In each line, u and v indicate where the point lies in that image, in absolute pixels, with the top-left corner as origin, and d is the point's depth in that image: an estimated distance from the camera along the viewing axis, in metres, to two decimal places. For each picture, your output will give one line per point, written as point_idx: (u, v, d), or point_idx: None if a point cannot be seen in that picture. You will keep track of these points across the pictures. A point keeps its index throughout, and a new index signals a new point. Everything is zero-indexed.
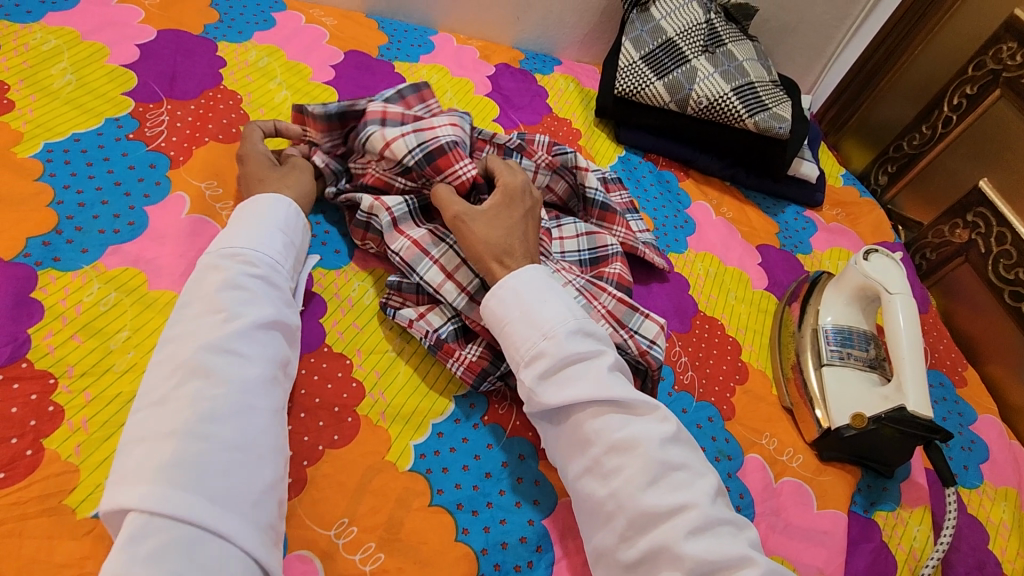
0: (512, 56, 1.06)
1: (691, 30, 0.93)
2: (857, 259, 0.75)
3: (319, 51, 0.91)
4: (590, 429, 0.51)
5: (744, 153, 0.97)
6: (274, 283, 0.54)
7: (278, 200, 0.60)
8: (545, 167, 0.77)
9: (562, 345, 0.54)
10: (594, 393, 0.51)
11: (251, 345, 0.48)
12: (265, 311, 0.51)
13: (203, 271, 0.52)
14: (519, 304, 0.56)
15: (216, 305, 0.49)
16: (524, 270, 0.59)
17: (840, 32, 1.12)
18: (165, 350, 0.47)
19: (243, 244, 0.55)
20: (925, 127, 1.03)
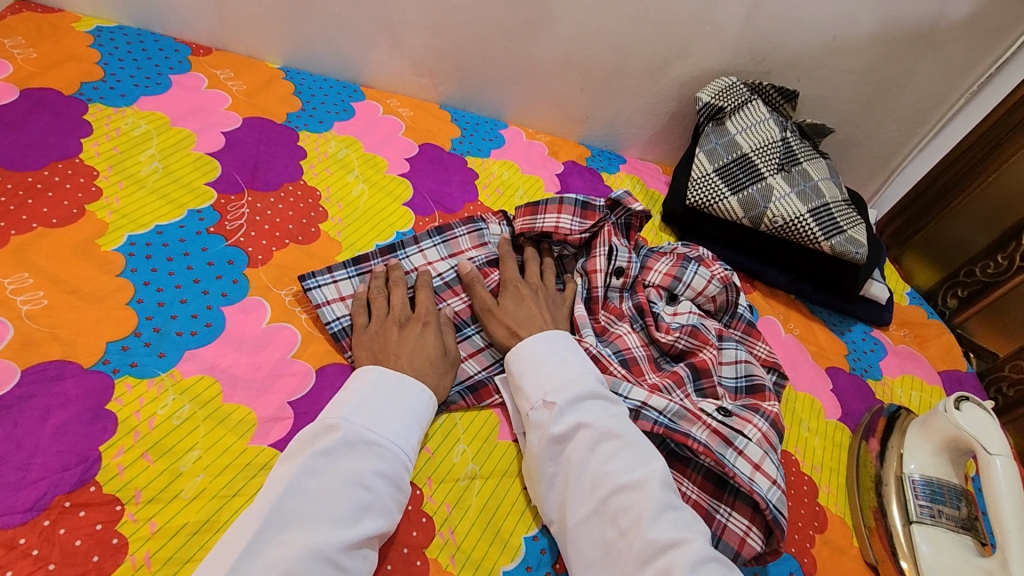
0: (579, 153, 1.07)
1: (767, 147, 0.92)
2: (947, 407, 0.72)
3: (395, 143, 0.92)
4: (601, 465, 0.56)
5: (813, 270, 0.95)
6: (399, 483, 0.54)
7: (418, 385, 0.60)
8: (719, 278, 0.83)
9: (585, 384, 0.61)
10: (610, 429, 0.58)
11: (356, 559, 0.48)
12: (377, 524, 0.51)
13: (329, 449, 0.52)
14: (556, 348, 0.65)
15: (340, 502, 0.49)
16: (557, 329, 0.68)
17: (906, 147, 1.12)
18: (283, 532, 0.47)
19: (382, 433, 0.55)
20: (1000, 257, 1.00)
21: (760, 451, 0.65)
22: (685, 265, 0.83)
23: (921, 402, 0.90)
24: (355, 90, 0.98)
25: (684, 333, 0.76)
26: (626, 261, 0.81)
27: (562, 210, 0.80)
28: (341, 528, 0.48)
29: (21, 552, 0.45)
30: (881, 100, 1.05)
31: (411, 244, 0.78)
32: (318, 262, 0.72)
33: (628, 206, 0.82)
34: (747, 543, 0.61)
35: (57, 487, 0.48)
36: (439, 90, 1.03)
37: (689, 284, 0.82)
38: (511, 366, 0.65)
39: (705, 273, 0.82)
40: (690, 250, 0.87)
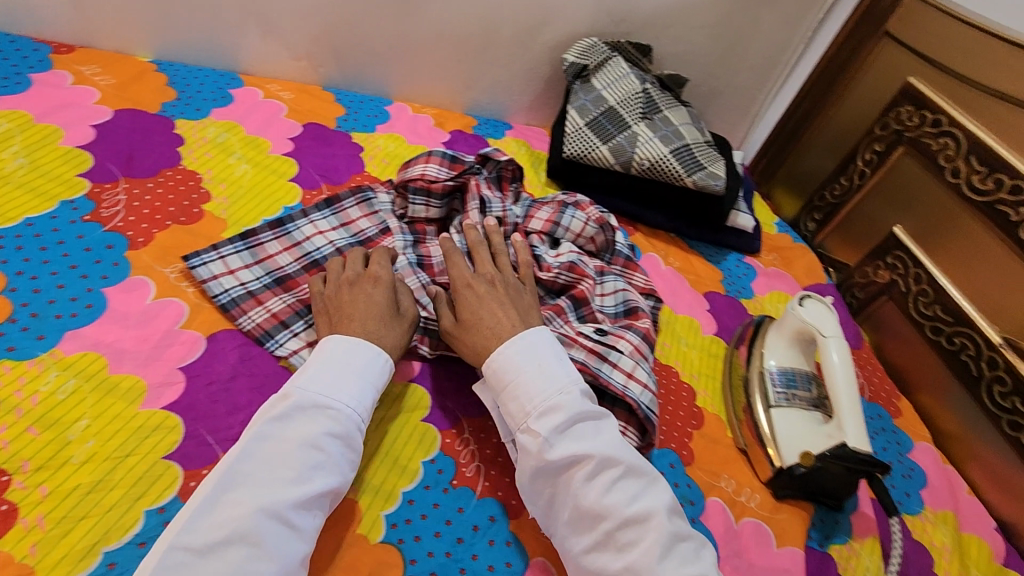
0: (465, 123, 1.12)
1: (630, 98, 1.00)
2: (794, 305, 0.82)
3: (277, 125, 0.94)
4: (603, 499, 0.54)
5: (685, 208, 1.04)
6: (349, 445, 0.55)
7: (375, 350, 0.61)
8: (594, 220, 0.90)
9: (576, 406, 0.58)
10: (611, 458, 0.56)
11: (305, 516, 0.50)
12: (328, 483, 0.52)
13: (282, 414, 0.53)
14: (534, 358, 0.61)
15: (290, 464, 0.50)
16: (540, 329, 0.64)
17: (762, 96, 1.22)
18: (233, 492, 0.48)
19: (339, 398, 0.56)
20: (843, 179, 1.12)
21: (632, 362, 0.72)
22: (564, 210, 0.90)
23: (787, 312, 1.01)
24: (233, 77, 0.99)
25: (563, 269, 0.83)
26: (502, 211, 0.88)
27: (430, 163, 0.87)
28: (291, 487, 0.50)
29: None
30: (733, 51, 1.15)
31: (300, 218, 0.81)
32: (203, 239, 0.74)
33: (497, 159, 0.90)
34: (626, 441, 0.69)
35: None
36: (319, 72, 1.05)
37: (568, 227, 0.89)
38: (494, 378, 0.61)
39: (581, 216, 0.90)
40: (568, 196, 0.94)
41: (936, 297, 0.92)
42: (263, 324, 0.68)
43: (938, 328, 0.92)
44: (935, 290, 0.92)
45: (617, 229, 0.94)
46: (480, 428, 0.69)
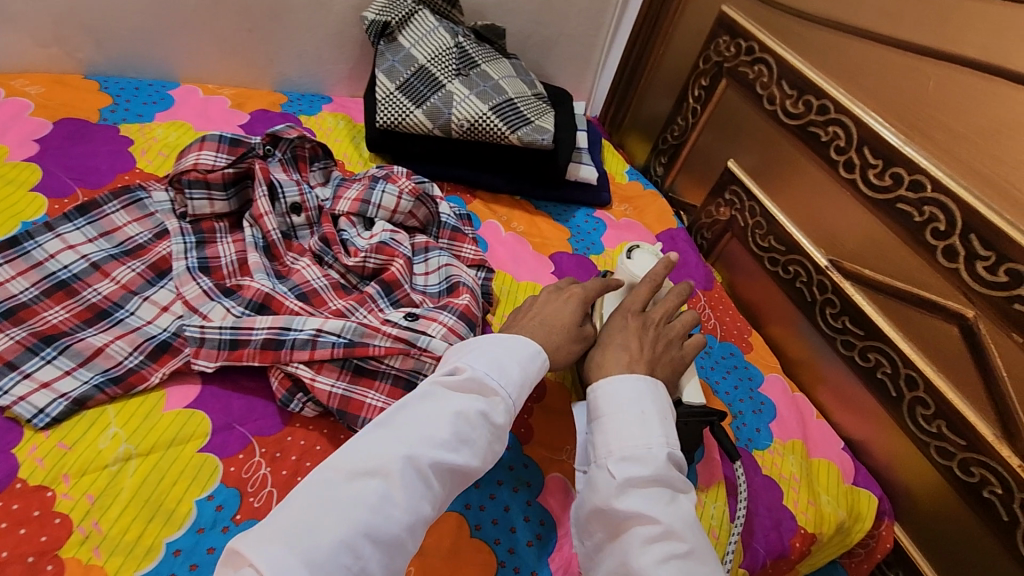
0: (272, 101, 0.99)
1: (441, 55, 0.92)
2: (623, 258, 0.77)
3: (20, 125, 0.80)
4: (644, 565, 0.47)
5: (521, 167, 0.98)
6: (500, 427, 0.51)
7: (528, 343, 0.58)
8: (409, 192, 0.81)
9: (665, 469, 0.52)
10: (676, 530, 0.49)
11: (434, 484, 0.46)
12: (467, 458, 0.48)
13: (452, 377, 0.52)
14: (636, 404, 0.56)
15: (445, 423, 0.48)
16: (642, 377, 0.58)
17: (601, 39, 1.18)
18: (389, 431, 0.47)
19: (493, 375, 0.53)
20: (680, 118, 1.09)
21: (444, 343, 0.65)
22: (373, 185, 0.81)
23: None
24: None
25: (371, 252, 0.75)
26: (300, 195, 0.78)
27: (204, 149, 0.75)
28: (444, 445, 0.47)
29: None
30: None
31: (43, 233, 0.67)
32: None
33: (289, 137, 0.79)
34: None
35: None
36: (77, 58, 0.90)
37: (380, 204, 0.80)
38: (591, 407, 0.59)
39: (393, 189, 0.81)
40: (381, 169, 0.85)
41: (769, 228, 0.92)
42: None
43: (775, 259, 0.92)
44: (769, 222, 0.92)
45: (441, 199, 0.88)
46: (275, 446, 0.60)
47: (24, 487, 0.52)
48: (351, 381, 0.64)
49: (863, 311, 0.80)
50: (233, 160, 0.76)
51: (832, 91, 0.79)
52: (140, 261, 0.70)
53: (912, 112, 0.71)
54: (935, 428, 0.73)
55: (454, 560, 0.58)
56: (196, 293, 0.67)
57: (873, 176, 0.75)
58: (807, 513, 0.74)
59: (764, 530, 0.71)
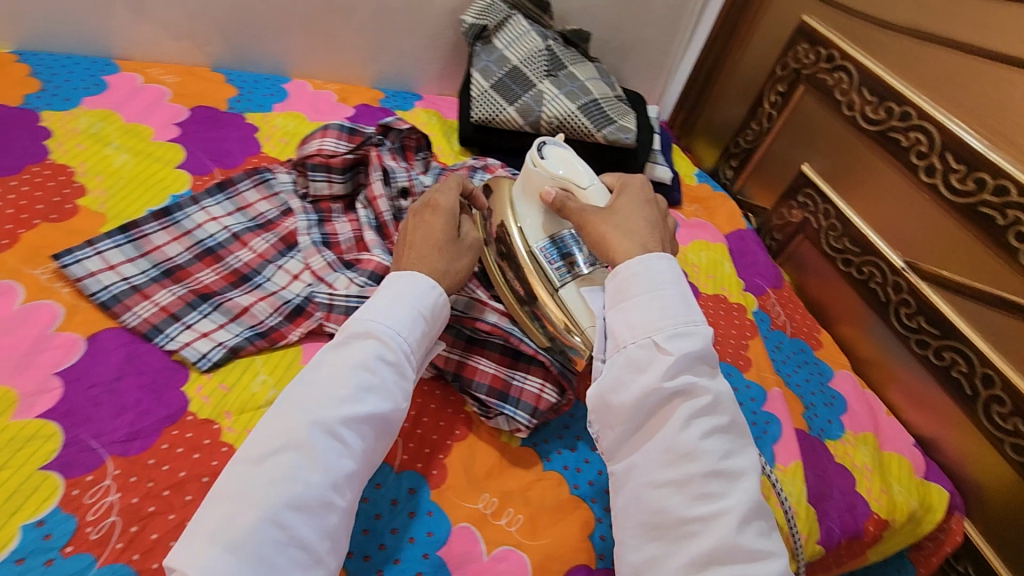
0: (371, 97, 1.07)
1: (533, 57, 0.98)
2: (535, 163, 0.71)
3: (161, 111, 0.87)
4: (696, 441, 0.49)
5: (603, 165, 1.03)
6: (404, 368, 0.53)
7: (424, 281, 0.58)
8: None
9: (705, 342, 0.53)
10: (720, 402, 0.52)
11: (356, 434, 0.48)
12: (380, 405, 0.50)
13: (342, 339, 0.53)
14: (677, 289, 0.55)
15: (342, 382, 0.49)
16: (662, 256, 0.57)
17: (676, 45, 1.23)
18: (290, 405, 0.49)
19: (383, 322, 0.54)
20: (754, 123, 1.13)
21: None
22: (473, 175, 0.88)
23: (709, 259, 1.02)
24: (108, 62, 0.91)
25: None
26: (408, 180, 0.84)
27: (326, 136, 0.84)
28: (345, 402, 0.48)
29: None
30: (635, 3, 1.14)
31: (189, 205, 0.76)
32: (79, 236, 0.69)
33: (399, 127, 0.87)
34: (543, 398, 0.67)
35: None
36: (206, 52, 0.98)
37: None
38: (615, 281, 0.57)
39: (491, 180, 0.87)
40: (478, 161, 0.91)
41: (844, 230, 0.95)
42: (150, 319, 0.64)
43: (848, 260, 0.95)
44: (843, 224, 0.95)
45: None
46: None
47: (194, 420, 0.59)
48: (464, 350, 0.70)
49: (940, 312, 0.82)
50: (352, 148, 0.84)
51: (915, 98, 0.83)
52: (270, 236, 0.77)
53: (998, 119, 0.74)
54: (1011, 425, 0.76)
55: (559, 512, 0.63)
56: (323, 264, 0.75)
57: (956, 180, 0.78)
58: (880, 500, 0.77)
59: (840, 512, 0.74)
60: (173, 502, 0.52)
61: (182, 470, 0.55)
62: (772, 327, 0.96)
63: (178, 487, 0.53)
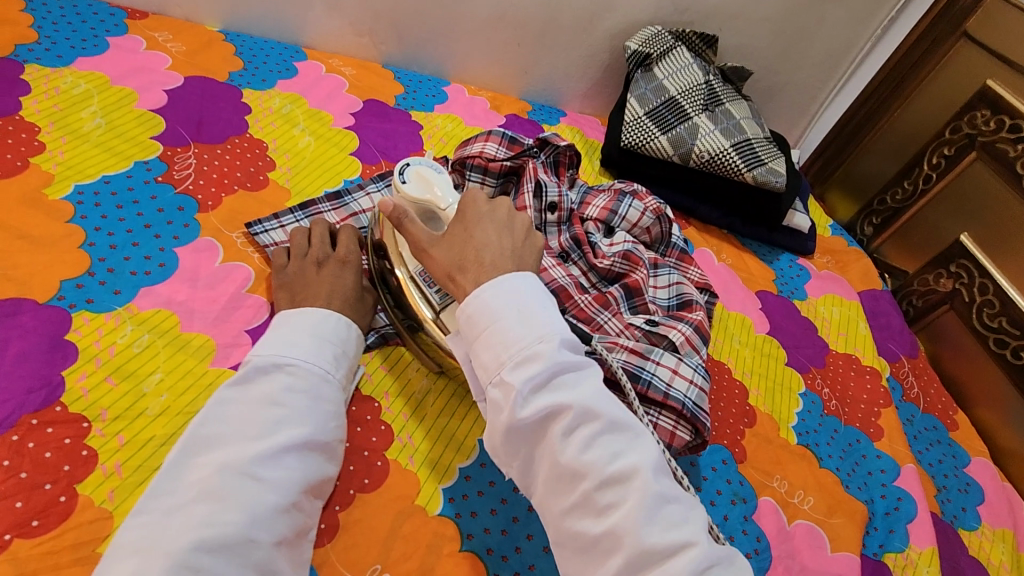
0: (520, 107, 1.10)
1: (692, 89, 0.99)
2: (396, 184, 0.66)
3: (339, 100, 0.94)
4: (579, 457, 0.45)
5: (741, 204, 1.02)
6: (319, 396, 0.53)
7: (327, 312, 0.59)
8: (651, 210, 0.88)
9: (557, 353, 0.48)
10: (588, 408, 0.47)
11: (277, 470, 0.46)
12: (297, 434, 0.49)
13: (246, 379, 0.51)
14: (515, 305, 0.50)
15: (253, 419, 0.48)
16: (515, 274, 0.52)
17: (823, 93, 1.20)
18: (197, 453, 0.46)
19: (295, 355, 0.54)
20: (906, 183, 1.11)
21: (675, 358, 0.69)
22: (621, 199, 0.88)
23: (841, 315, 0.98)
24: (297, 50, 0.99)
25: (618, 258, 0.82)
26: (558, 196, 0.85)
27: (489, 141, 0.86)
28: (258, 441, 0.47)
29: None
30: (796, 46, 1.12)
31: (357, 191, 0.80)
32: (268, 207, 0.75)
33: (556, 143, 0.89)
34: (677, 435, 0.66)
35: (22, 407, 0.51)
36: (380, 49, 1.05)
37: (625, 216, 0.88)
38: (467, 326, 0.51)
39: (639, 206, 0.88)
40: (626, 186, 0.92)
41: (1003, 308, 0.91)
42: None
43: (1003, 341, 0.91)
44: (1002, 302, 0.92)
45: (672, 220, 0.92)
46: None
47: (359, 394, 0.63)
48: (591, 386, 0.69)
49: None
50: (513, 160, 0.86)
51: None
52: None
53: None
54: None
55: None
56: None
57: None
58: None
59: None
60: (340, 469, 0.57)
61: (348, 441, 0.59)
62: (904, 399, 0.91)
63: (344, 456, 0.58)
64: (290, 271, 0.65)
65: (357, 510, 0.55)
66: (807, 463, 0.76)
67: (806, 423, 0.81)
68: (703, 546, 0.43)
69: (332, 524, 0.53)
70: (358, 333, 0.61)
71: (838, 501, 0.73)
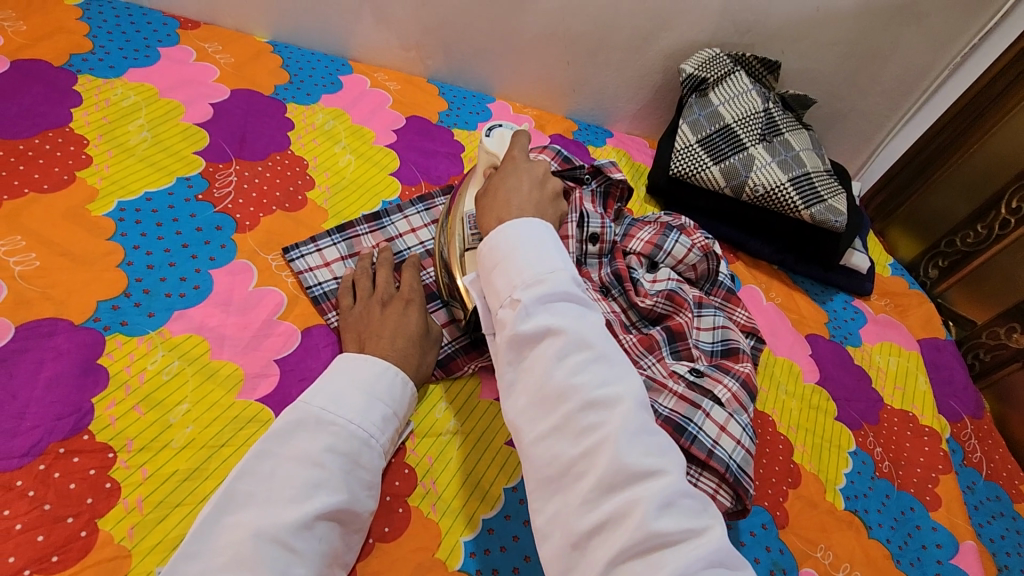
0: (566, 127, 1.07)
1: (749, 118, 0.94)
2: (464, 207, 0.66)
3: (382, 116, 0.92)
4: (568, 377, 0.45)
5: (796, 239, 0.96)
6: (360, 461, 0.51)
7: (381, 363, 0.57)
8: (699, 247, 0.83)
9: (565, 286, 0.49)
10: (586, 338, 0.47)
11: (309, 540, 0.46)
12: (332, 501, 0.48)
13: (291, 432, 0.50)
14: (530, 244, 0.52)
15: (289, 480, 0.47)
16: (536, 220, 0.55)
17: (891, 121, 1.13)
18: (231, 511, 0.46)
19: (341, 412, 0.52)
20: (979, 226, 1.04)
21: (725, 414, 0.66)
22: (667, 233, 0.84)
23: (899, 366, 0.92)
24: (343, 63, 0.98)
25: (662, 298, 0.77)
26: (601, 228, 0.80)
27: None
28: (293, 506, 0.46)
29: (18, 493, 0.47)
30: (865, 72, 1.05)
31: (396, 213, 0.78)
32: (306, 229, 0.74)
33: (609, 173, 0.85)
34: (716, 500, 0.62)
35: (51, 434, 0.50)
36: (426, 63, 1.03)
37: (670, 252, 0.83)
38: (487, 256, 0.54)
39: (686, 242, 0.83)
40: (673, 220, 0.88)
41: None
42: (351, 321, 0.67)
43: None
44: None
45: (720, 257, 0.87)
46: None
47: None
48: None
49: None
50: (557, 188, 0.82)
51: None
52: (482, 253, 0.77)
53: None
54: None
55: None
56: None
57: None
58: None
59: None
60: None
61: None
62: (964, 463, 0.84)
63: None
64: (360, 312, 0.65)
65: (375, 560, 0.53)
66: (854, 531, 0.71)
67: (855, 486, 0.76)
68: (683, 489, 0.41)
69: None
70: (409, 384, 0.58)
71: None
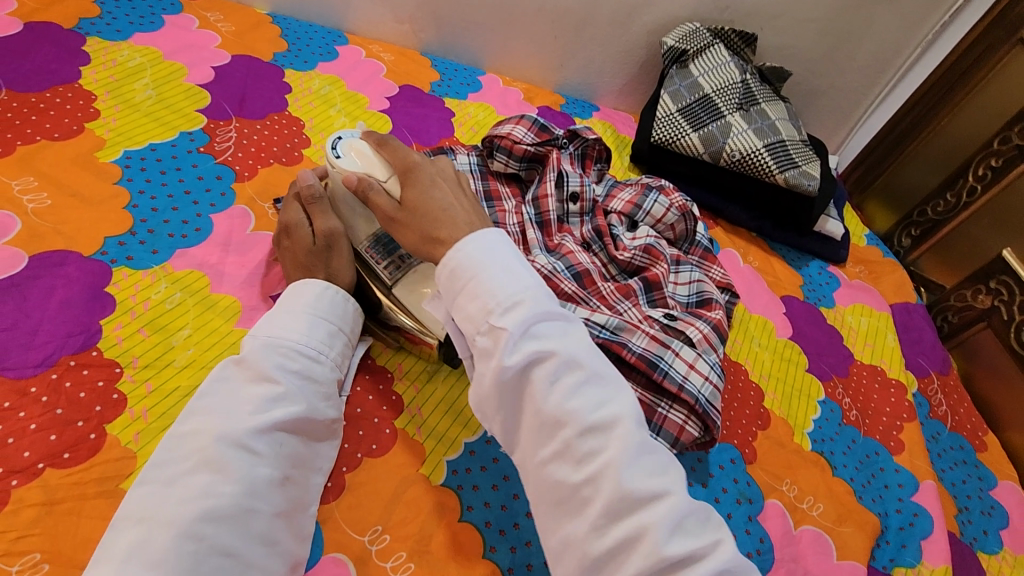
0: (553, 100, 1.11)
1: (727, 88, 0.98)
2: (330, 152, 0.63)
3: (376, 84, 0.96)
4: (564, 404, 0.45)
5: (772, 206, 1.01)
6: (312, 376, 0.54)
7: (325, 287, 0.59)
8: (676, 207, 0.87)
9: (542, 304, 0.48)
10: (574, 359, 0.47)
11: (271, 444, 0.49)
12: (291, 410, 0.51)
13: (244, 356, 0.52)
14: (499, 257, 0.50)
15: (245, 395, 0.50)
16: (497, 231, 0.52)
17: (868, 98, 1.17)
18: (191, 424, 0.48)
19: (291, 334, 0.55)
20: (949, 195, 1.09)
21: (694, 352, 0.69)
22: (647, 194, 0.88)
23: (870, 326, 0.96)
24: (340, 35, 1.02)
25: (639, 251, 0.82)
26: (580, 187, 0.85)
27: (520, 125, 0.86)
28: (252, 416, 0.48)
29: (32, 398, 0.51)
30: (841, 49, 1.09)
31: None
32: None
33: (585, 136, 0.90)
34: (685, 430, 0.66)
35: (62, 350, 0.54)
36: (420, 37, 1.07)
37: (649, 211, 0.87)
38: (448, 279, 0.50)
39: (664, 202, 0.87)
40: (654, 182, 0.92)
41: None
42: None
43: None
44: None
45: (698, 219, 0.91)
46: None
47: (374, 364, 0.65)
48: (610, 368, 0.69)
49: None
50: (539, 150, 0.86)
51: None
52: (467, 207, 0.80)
53: None
54: None
55: None
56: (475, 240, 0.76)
57: None
58: None
59: None
60: (349, 434, 0.59)
61: (359, 407, 0.61)
62: (930, 415, 0.88)
63: (354, 421, 0.60)
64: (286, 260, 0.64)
65: (363, 473, 0.57)
66: (820, 470, 0.75)
67: (822, 430, 0.80)
68: (685, 502, 0.43)
69: (338, 484, 0.55)
70: (350, 306, 0.61)
71: (848, 510, 0.72)
